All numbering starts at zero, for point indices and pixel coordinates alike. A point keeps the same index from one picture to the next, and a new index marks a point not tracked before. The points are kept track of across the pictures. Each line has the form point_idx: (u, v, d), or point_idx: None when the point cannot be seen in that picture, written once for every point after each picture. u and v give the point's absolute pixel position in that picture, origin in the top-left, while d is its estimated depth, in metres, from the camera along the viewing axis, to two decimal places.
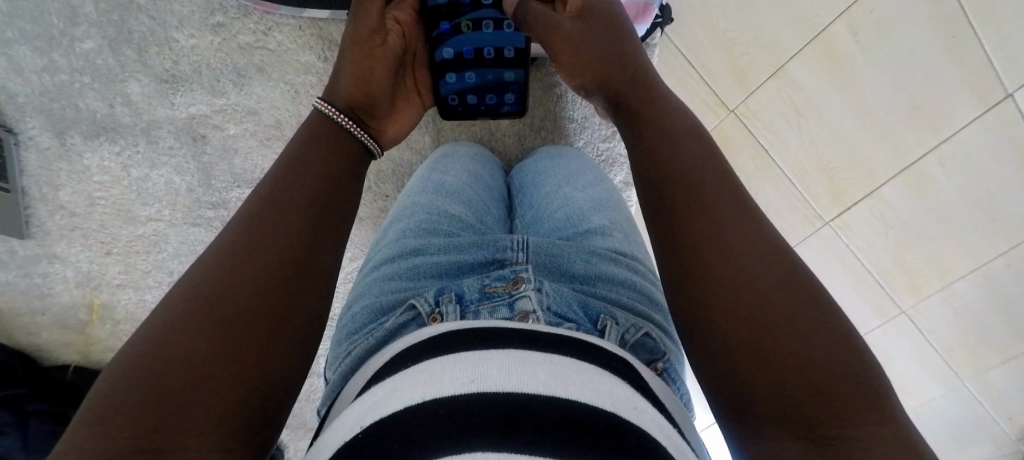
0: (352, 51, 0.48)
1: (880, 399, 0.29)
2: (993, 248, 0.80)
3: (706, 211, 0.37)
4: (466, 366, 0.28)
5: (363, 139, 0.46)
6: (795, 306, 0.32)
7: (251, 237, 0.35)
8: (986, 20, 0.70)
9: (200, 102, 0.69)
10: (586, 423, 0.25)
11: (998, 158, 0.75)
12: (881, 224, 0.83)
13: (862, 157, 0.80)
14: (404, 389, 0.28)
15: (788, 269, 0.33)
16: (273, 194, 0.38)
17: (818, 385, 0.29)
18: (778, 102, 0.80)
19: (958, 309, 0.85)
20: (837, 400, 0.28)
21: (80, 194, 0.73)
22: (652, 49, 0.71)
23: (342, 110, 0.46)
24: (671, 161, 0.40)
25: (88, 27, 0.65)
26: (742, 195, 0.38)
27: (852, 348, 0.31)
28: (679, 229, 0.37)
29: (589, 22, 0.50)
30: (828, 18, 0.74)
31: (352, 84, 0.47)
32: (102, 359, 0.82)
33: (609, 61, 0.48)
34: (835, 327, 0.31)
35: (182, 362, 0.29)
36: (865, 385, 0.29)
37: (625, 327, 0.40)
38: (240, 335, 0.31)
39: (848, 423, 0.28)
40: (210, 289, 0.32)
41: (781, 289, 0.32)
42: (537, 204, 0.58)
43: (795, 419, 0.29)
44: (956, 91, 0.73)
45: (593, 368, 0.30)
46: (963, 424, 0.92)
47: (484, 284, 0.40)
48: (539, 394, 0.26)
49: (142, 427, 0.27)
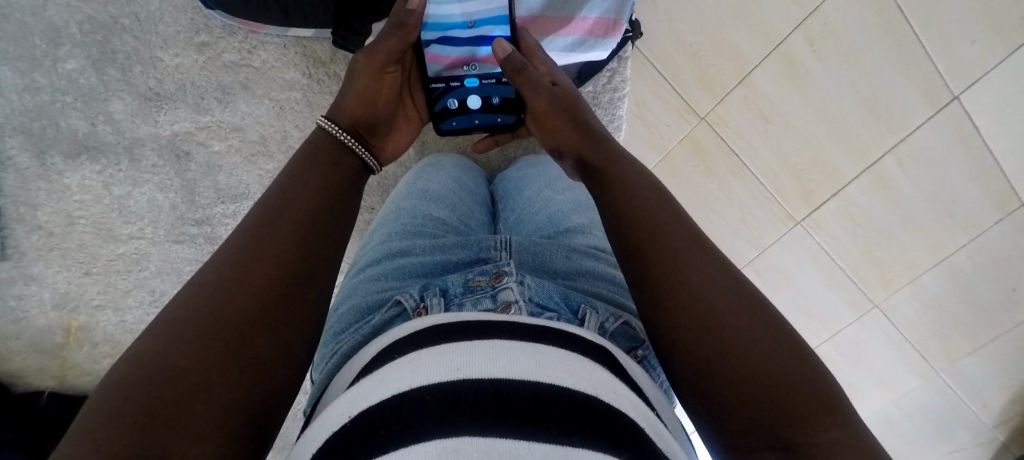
0: (363, 75, 0.50)
1: (835, 405, 0.32)
2: (955, 242, 0.85)
3: (656, 230, 0.40)
4: (453, 355, 0.30)
5: (363, 156, 0.47)
6: (747, 322, 0.35)
7: (254, 246, 0.37)
8: (933, 30, 0.75)
9: (184, 119, 0.70)
10: (569, 409, 0.27)
11: (950, 158, 0.81)
12: (851, 225, 0.86)
13: (828, 161, 0.83)
14: (394, 379, 0.29)
15: (736, 289, 0.37)
16: (273, 205, 0.40)
17: (779, 394, 0.32)
18: (744, 109, 0.81)
19: (927, 301, 0.90)
20: (798, 409, 0.31)
21: (59, 214, 0.72)
22: (624, 62, 0.75)
23: (344, 128, 0.48)
24: (628, 184, 0.44)
25: (72, 48, 0.65)
26: (685, 218, 0.42)
27: (802, 358, 0.34)
28: (644, 234, 0.40)
29: (567, 92, 0.52)
30: (788, 29, 0.76)
31: (360, 105, 0.49)
32: (78, 384, 0.80)
33: (587, 121, 0.50)
34: (784, 339, 0.35)
35: (181, 368, 0.30)
36: (819, 393, 0.32)
37: (604, 316, 0.42)
38: (238, 333, 0.33)
39: (807, 433, 0.31)
40: (213, 295, 0.34)
41: (732, 307, 0.36)
42: (518, 207, 0.60)
43: (764, 429, 0.31)
44: (908, 97, 0.78)
45: (575, 356, 0.32)
46: (937, 410, 0.98)
47: (468, 279, 0.42)
48: (522, 380, 0.28)
49: (143, 431, 0.27)
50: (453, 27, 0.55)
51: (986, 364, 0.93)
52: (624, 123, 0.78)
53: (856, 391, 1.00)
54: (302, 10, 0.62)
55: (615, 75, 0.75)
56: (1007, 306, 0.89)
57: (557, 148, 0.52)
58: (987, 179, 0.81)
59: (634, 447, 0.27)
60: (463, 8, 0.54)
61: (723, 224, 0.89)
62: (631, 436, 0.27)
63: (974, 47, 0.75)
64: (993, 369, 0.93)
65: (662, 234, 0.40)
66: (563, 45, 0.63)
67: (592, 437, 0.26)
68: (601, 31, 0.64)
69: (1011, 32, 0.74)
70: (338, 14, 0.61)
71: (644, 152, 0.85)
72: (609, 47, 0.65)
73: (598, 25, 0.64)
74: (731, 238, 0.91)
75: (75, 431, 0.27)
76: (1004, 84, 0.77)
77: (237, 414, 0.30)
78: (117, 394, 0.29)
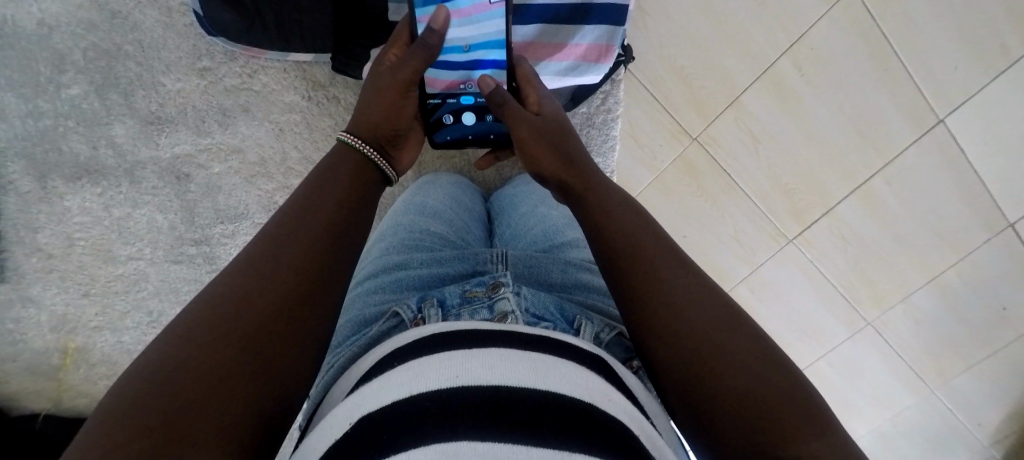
0: (387, 91, 0.51)
1: (817, 414, 0.33)
2: (945, 260, 0.87)
3: (637, 246, 0.41)
4: (452, 362, 0.31)
5: (381, 167, 0.49)
6: (729, 333, 0.36)
7: (271, 258, 0.37)
8: (914, 55, 0.77)
9: (184, 142, 0.71)
10: (565, 416, 0.28)
11: (937, 177, 0.82)
12: (841, 241, 0.88)
13: (818, 180, 0.84)
14: (393, 384, 0.30)
15: (717, 303, 0.38)
16: (291, 217, 0.41)
17: (762, 404, 0.33)
18: (735, 130, 0.82)
19: (919, 319, 0.91)
20: (783, 419, 0.32)
21: (58, 236, 0.73)
22: (617, 84, 0.77)
23: (365, 140, 0.49)
24: (613, 201, 0.46)
25: (75, 74, 0.67)
26: (660, 233, 0.43)
27: (782, 368, 0.35)
28: (629, 246, 0.42)
29: (550, 119, 0.53)
30: (776, 53, 0.78)
31: (381, 117, 0.50)
32: (74, 406, 0.79)
33: (567, 149, 0.52)
34: (764, 350, 0.36)
35: (194, 376, 0.31)
36: (801, 402, 0.33)
37: (599, 327, 0.43)
38: (251, 344, 0.33)
39: (791, 440, 0.31)
40: (227, 306, 0.34)
41: (714, 319, 0.37)
42: (514, 222, 0.61)
43: (751, 439, 0.32)
44: (893, 117, 0.80)
45: (571, 363, 0.33)
46: (931, 426, 0.98)
47: (465, 290, 0.43)
48: (519, 385, 0.30)
49: (156, 439, 0.28)
50: (450, 51, 0.56)
51: (982, 383, 0.94)
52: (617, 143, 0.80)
53: (853, 408, 1.01)
54: (301, 35, 0.64)
55: (608, 97, 0.76)
56: (999, 326, 0.90)
57: (538, 173, 0.52)
58: (973, 199, 0.83)
59: (628, 451, 0.28)
60: (460, 34, 0.55)
61: (717, 242, 0.90)
62: (625, 442, 0.28)
63: (957, 71, 0.77)
64: (989, 389, 0.94)
65: (648, 246, 0.41)
66: (556, 69, 0.65)
67: (589, 443, 0.27)
68: (593, 56, 0.66)
69: (995, 57, 0.76)
70: (336, 39, 0.63)
71: (638, 172, 0.86)
72: (601, 72, 0.67)
73: (590, 51, 0.65)
74: (725, 257, 0.91)
75: (89, 434, 0.28)
76: (988, 107, 0.78)
77: (247, 425, 0.31)
78: (129, 399, 0.29)
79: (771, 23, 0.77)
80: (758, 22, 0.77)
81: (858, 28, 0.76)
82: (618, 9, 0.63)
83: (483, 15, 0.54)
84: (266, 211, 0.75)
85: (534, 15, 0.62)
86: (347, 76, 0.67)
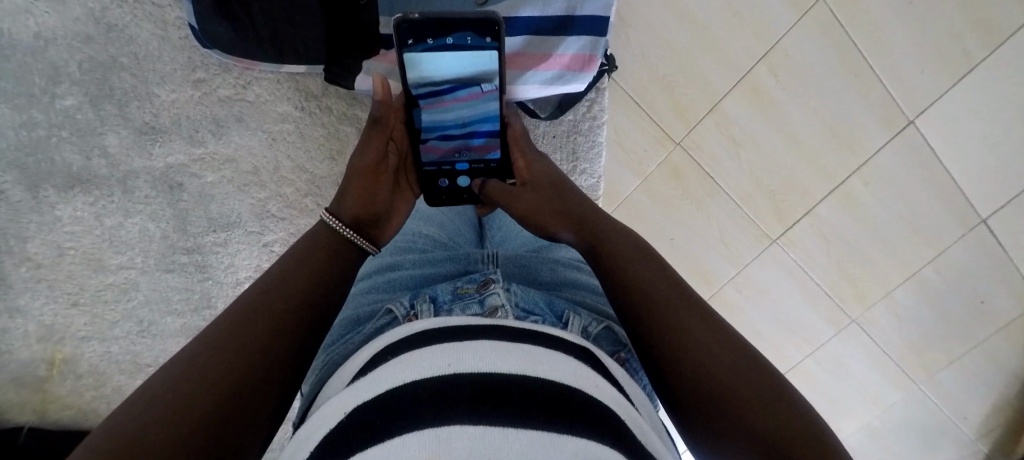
0: (357, 175, 0.51)
1: (778, 388, 0.37)
2: (923, 257, 0.90)
3: (617, 255, 0.47)
4: (444, 353, 0.33)
5: (358, 244, 0.48)
6: (701, 323, 0.41)
7: (275, 286, 0.41)
8: (883, 62, 0.80)
9: (177, 152, 0.72)
10: (554, 401, 0.30)
11: (910, 178, 0.85)
12: (823, 240, 0.90)
13: (799, 183, 0.87)
14: (388, 376, 0.32)
15: (689, 299, 0.43)
16: (299, 251, 0.45)
17: (730, 384, 0.37)
18: (717, 135, 0.85)
19: (900, 315, 0.94)
20: (750, 396, 0.36)
21: (49, 246, 0.73)
22: (602, 93, 0.79)
23: (347, 223, 0.48)
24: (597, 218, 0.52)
25: (70, 85, 0.68)
26: (636, 238, 0.49)
27: (747, 351, 0.39)
28: (606, 257, 0.47)
29: (543, 185, 0.55)
30: (753, 60, 0.81)
31: (357, 202, 0.50)
32: (61, 417, 0.79)
33: (565, 211, 0.53)
34: (730, 337, 0.40)
35: (189, 386, 0.34)
36: (764, 379, 0.37)
37: (588, 321, 0.45)
38: (247, 359, 0.36)
39: (757, 414, 0.35)
40: (232, 327, 0.38)
41: (687, 312, 0.41)
42: (504, 226, 0.63)
43: (726, 416, 0.36)
44: (867, 120, 0.83)
45: (559, 353, 0.34)
46: (915, 420, 1.01)
47: (456, 288, 0.45)
48: (510, 373, 0.31)
49: (144, 437, 0.31)
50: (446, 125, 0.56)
51: (964, 376, 0.97)
52: (603, 150, 0.82)
53: (841, 404, 1.03)
54: (293, 47, 0.65)
55: (594, 104, 0.79)
56: (977, 320, 0.93)
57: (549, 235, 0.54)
58: (946, 198, 0.86)
59: (614, 431, 0.30)
60: (456, 111, 0.55)
61: (704, 243, 0.93)
62: (610, 424, 0.30)
63: (923, 76, 0.80)
64: (969, 382, 0.97)
65: (625, 254, 0.47)
66: (541, 79, 0.68)
67: (577, 428, 0.28)
68: (577, 66, 0.68)
69: (958, 64, 0.79)
70: (331, 52, 0.65)
71: (624, 177, 0.89)
72: (585, 80, 0.69)
73: (575, 61, 0.68)
74: (713, 259, 0.94)
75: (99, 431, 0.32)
76: (954, 110, 0.82)
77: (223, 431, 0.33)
78: (128, 444, 0.31)
79: (748, 32, 0.79)
80: (734, 31, 0.79)
81: (832, 37, 0.79)
82: (601, 21, 0.65)
83: (479, 97, 0.55)
84: (258, 220, 0.76)
85: (521, 27, 0.64)
86: (340, 87, 0.69)
